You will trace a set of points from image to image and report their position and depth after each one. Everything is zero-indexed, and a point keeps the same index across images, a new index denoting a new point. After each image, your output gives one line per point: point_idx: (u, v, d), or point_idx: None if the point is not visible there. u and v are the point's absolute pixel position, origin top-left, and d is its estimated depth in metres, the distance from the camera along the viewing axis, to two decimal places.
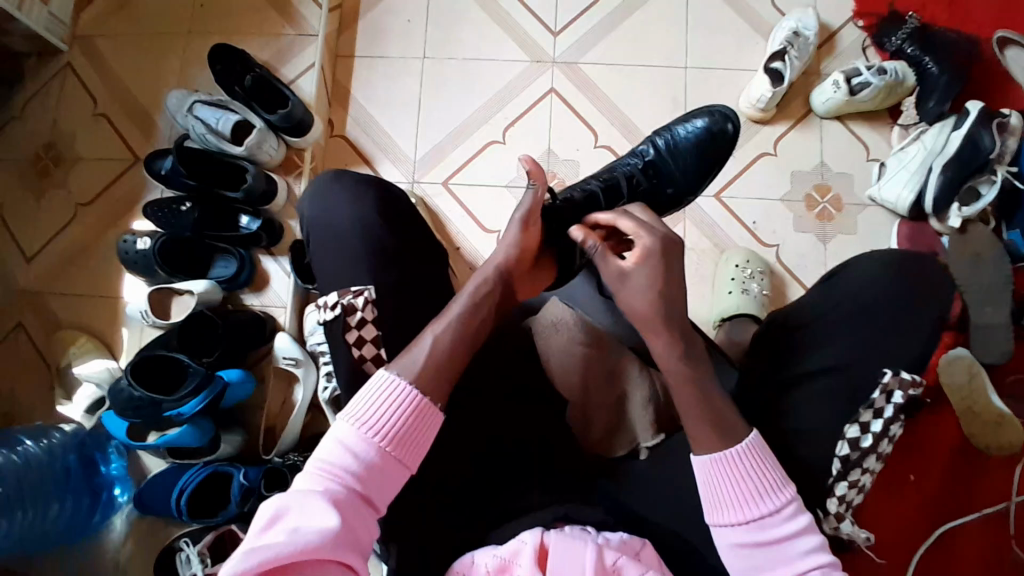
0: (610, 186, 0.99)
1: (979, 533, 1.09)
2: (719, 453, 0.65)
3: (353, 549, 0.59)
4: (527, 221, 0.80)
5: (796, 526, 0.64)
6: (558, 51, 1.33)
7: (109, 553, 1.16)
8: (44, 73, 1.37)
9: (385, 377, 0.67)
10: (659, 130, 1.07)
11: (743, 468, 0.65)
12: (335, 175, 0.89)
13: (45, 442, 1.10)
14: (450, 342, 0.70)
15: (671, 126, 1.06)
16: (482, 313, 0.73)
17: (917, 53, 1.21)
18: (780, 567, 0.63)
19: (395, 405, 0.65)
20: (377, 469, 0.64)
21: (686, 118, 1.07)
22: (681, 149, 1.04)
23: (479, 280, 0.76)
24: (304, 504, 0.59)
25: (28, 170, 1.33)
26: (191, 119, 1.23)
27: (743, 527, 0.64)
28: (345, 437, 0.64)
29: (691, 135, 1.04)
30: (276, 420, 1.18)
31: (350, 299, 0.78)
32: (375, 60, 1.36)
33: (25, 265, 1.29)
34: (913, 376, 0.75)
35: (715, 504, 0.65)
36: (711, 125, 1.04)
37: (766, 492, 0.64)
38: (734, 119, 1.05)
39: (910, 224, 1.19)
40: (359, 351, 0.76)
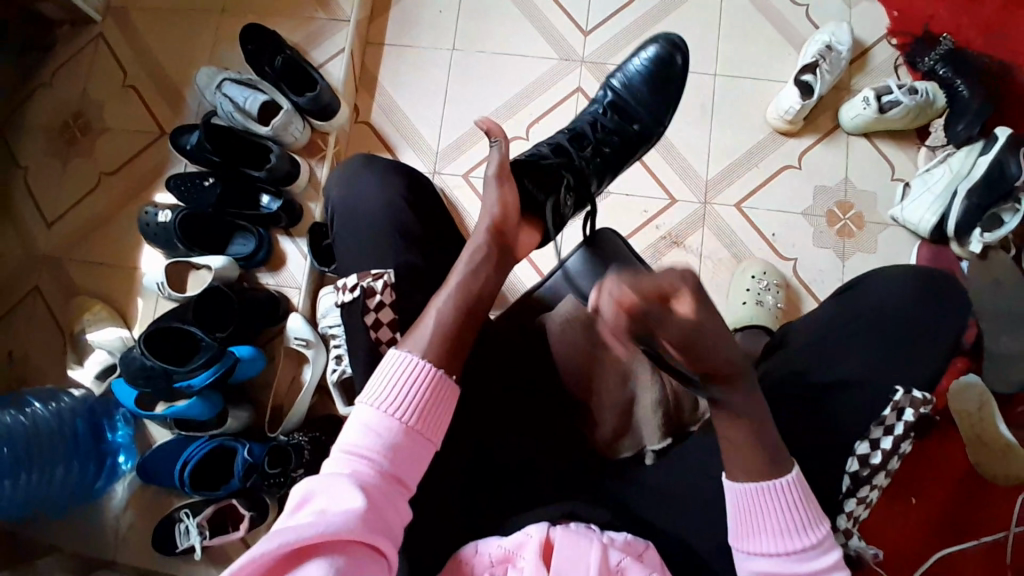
0: (575, 135, 1.03)
1: (982, 563, 1.07)
2: (758, 484, 0.65)
3: (381, 527, 0.59)
4: (499, 176, 0.82)
5: (832, 561, 0.64)
6: (587, 51, 1.33)
7: (110, 520, 1.17)
8: (78, 41, 1.38)
9: (396, 355, 0.68)
10: (614, 71, 1.10)
11: (781, 501, 0.64)
12: (364, 161, 0.92)
13: (54, 405, 1.12)
14: (454, 315, 0.71)
15: (623, 65, 1.10)
16: (481, 281, 0.75)
17: (950, 74, 1.20)
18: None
19: (413, 382, 0.66)
20: (402, 447, 0.64)
21: (636, 52, 1.10)
22: (635, 89, 1.07)
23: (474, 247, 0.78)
24: (332, 486, 0.60)
25: (56, 136, 1.34)
26: (219, 97, 1.23)
27: (777, 559, 0.64)
28: (367, 419, 0.64)
29: (642, 71, 1.08)
30: (283, 400, 1.19)
31: (369, 282, 0.80)
32: (405, 48, 1.36)
33: (46, 229, 1.31)
34: (925, 395, 0.74)
35: (749, 535, 0.65)
36: (657, 61, 1.08)
37: (803, 524, 0.64)
38: (683, 48, 1.08)
39: (930, 247, 1.18)
40: (376, 333, 0.78)
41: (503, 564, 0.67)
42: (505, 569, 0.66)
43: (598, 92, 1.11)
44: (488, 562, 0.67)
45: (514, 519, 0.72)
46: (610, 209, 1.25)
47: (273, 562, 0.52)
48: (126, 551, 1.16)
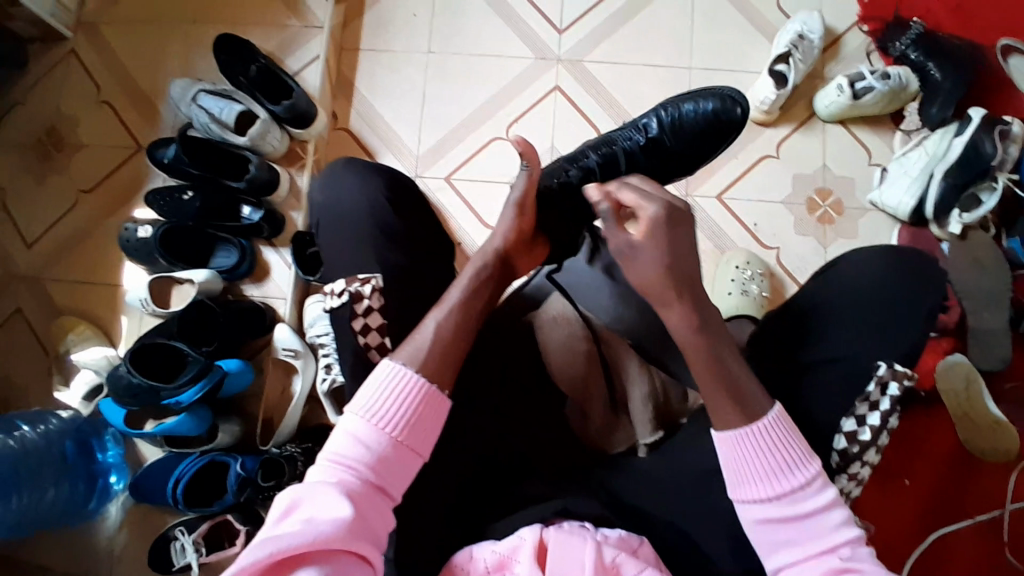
0: (607, 161, 0.94)
1: (974, 538, 1.09)
2: (744, 428, 0.66)
3: (366, 536, 0.59)
4: (521, 203, 0.80)
5: (827, 499, 0.65)
6: (563, 48, 1.33)
7: (103, 541, 1.16)
8: (49, 59, 1.36)
9: (390, 366, 0.67)
10: (669, 101, 0.98)
11: (768, 444, 0.65)
12: (346, 163, 0.93)
13: (42, 428, 1.11)
14: (451, 330, 0.69)
15: (678, 102, 0.98)
16: (482, 296, 0.74)
17: (922, 58, 1.20)
18: (814, 542, 0.64)
19: (402, 394, 0.65)
20: (389, 459, 0.64)
21: (693, 97, 0.98)
22: (682, 129, 0.96)
23: (478, 262, 0.76)
24: (317, 495, 0.60)
25: (31, 156, 1.33)
26: (195, 109, 1.23)
27: (772, 501, 0.65)
28: (355, 429, 0.64)
29: (697, 116, 0.96)
30: (273, 411, 1.18)
31: (356, 287, 0.79)
32: (379, 53, 1.36)
33: (25, 250, 1.29)
34: (906, 368, 0.76)
35: (741, 480, 0.66)
36: (721, 110, 0.95)
37: (795, 465, 0.65)
38: (743, 102, 0.96)
39: (910, 229, 1.20)
40: (365, 339, 0.77)
41: (499, 571, 0.66)
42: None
43: (642, 117, 0.98)
44: (484, 569, 0.67)
45: (508, 520, 0.72)
46: None
47: (259, 570, 0.54)
48: (121, 570, 1.15)
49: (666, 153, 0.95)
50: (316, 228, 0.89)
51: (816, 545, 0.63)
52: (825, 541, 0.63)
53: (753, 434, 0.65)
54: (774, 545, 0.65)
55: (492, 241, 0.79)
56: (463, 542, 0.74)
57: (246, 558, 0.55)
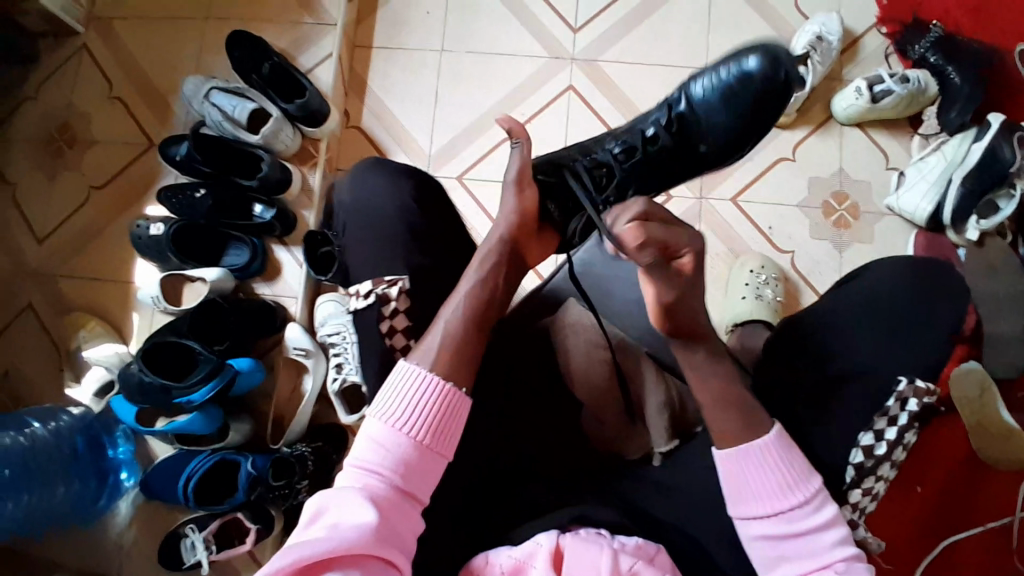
0: (628, 147, 0.92)
1: (986, 547, 1.08)
2: (739, 447, 0.66)
3: (392, 541, 0.59)
4: (520, 182, 0.78)
5: (824, 517, 0.64)
6: (577, 48, 1.32)
7: (114, 538, 1.16)
8: (63, 54, 1.36)
9: (405, 367, 0.67)
10: (699, 72, 0.96)
11: (766, 461, 0.65)
12: (374, 162, 0.91)
13: (53, 425, 1.11)
14: (461, 329, 0.69)
15: (715, 67, 0.95)
16: (490, 290, 0.73)
17: (941, 62, 1.20)
18: (809, 559, 0.63)
19: (422, 397, 0.65)
20: (413, 462, 0.63)
21: (735, 56, 0.95)
22: (715, 108, 0.94)
23: (482, 254, 0.75)
24: (343, 501, 0.60)
25: (44, 152, 1.33)
26: (208, 106, 1.22)
27: (770, 518, 0.64)
28: (376, 433, 0.64)
29: (732, 81, 0.93)
30: (283, 411, 1.19)
31: (383, 288, 0.80)
32: (393, 51, 1.35)
33: (38, 246, 1.29)
34: (927, 385, 0.75)
35: (740, 496, 0.66)
36: (766, 78, 0.92)
37: (789, 484, 0.65)
38: (788, 61, 0.92)
39: (926, 235, 1.18)
40: (390, 341, 0.78)
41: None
42: None
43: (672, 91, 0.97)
44: (500, 573, 0.66)
45: (523, 525, 0.71)
46: None
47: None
48: (131, 567, 1.15)
49: (693, 148, 0.95)
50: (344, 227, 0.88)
51: (811, 564, 0.63)
52: (821, 559, 0.63)
53: (748, 453, 0.65)
54: (769, 562, 0.65)
55: (495, 229, 0.77)
56: (476, 547, 0.73)
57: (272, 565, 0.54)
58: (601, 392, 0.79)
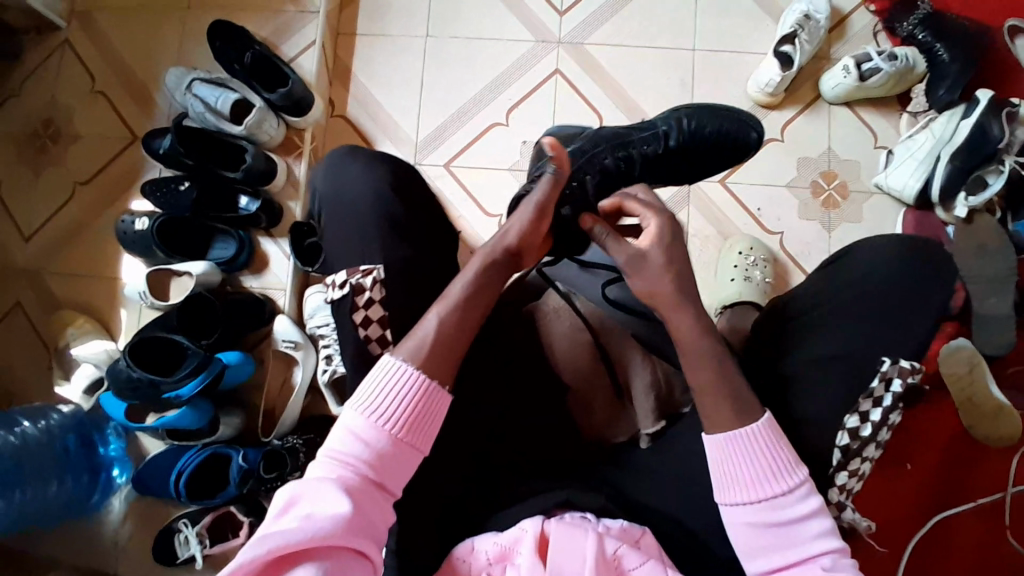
0: (618, 169, 0.89)
1: (975, 522, 1.09)
2: (729, 434, 0.66)
3: (366, 532, 0.59)
4: (542, 207, 0.75)
5: (808, 508, 0.64)
6: (564, 31, 1.30)
7: (108, 533, 1.16)
8: (42, 49, 1.34)
9: (390, 362, 0.67)
10: (683, 109, 0.96)
11: (751, 451, 0.65)
12: (349, 150, 0.90)
13: (43, 423, 1.10)
14: (454, 328, 0.69)
15: (698, 111, 0.95)
16: (484, 295, 0.72)
17: (929, 39, 1.17)
18: (792, 550, 0.63)
19: (402, 390, 0.65)
20: (387, 453, 0.64)
21: (715, 107, 0.96)
22: (698, 138, 0.93)
23: (481, 256, 0.73)
24: (317, 490, 0.60)
25: (26, 148, 1.31)
26: (189, 98, 1.21)
27: (755, 506, 0.65)
28: (355, 425, 0.64)
29: (716, 130, 0.93)
30: (274, 402, 1.18)
31: (358, 279, 0.79)
32: (376, 38, 1.33)
33: (22, 243, 1.28)
34: (913, 364, 0.75)
35: (723, 484, 0.66)
36: (733, 127, 0.94)
37: (776, 472, 0.65)
38: (758, 128, 0.95)
39: (915, 213, 1.18)
40: (365, 331, 0.77)
41: (500, 561, 0.67)
42: (502, 567, 0.66)
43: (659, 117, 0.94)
44: (485, 559, 0.67)
45: (510, 510, 0.72)
46: None
47: (259, 568, 0.53)
48: (126, 562, 1.15)
49: (667, 158, 0.92)
50: (320, 218, 0.88)
51: (792, 555, 0.63)
52: (803, 549, 0.63)
53: (732, 441, 0.66)
54: (751, 550, 0.65)
55: (504, 235, 0.75)
56: (462, 534, 0.73)
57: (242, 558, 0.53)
58: (580, 377, 0.81)
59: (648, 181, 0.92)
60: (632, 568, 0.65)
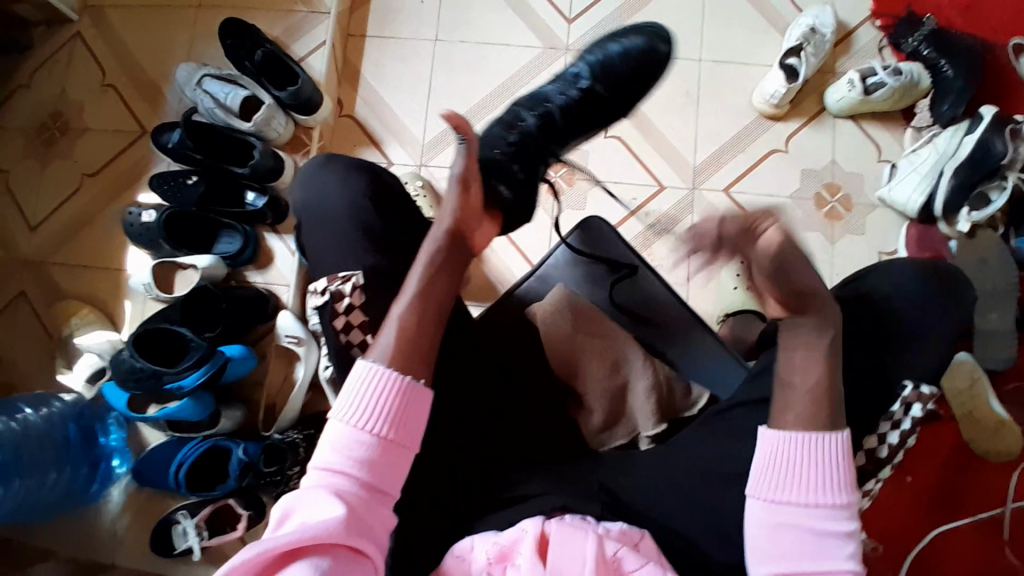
0: (545, 120, 0.92)
1: (975, 538, 1.09)
2: (808, 433, 0.63)
3: (360, 533, 0.59)
4: (465, 177, 0.75)
5: (850, 529, 0.62)
6: (572, 38, 1.32)
7: (105, 525, 1.16)
8: (55, 42, 1.35)
9: (363, 365, 0.66)
10: (591, 46, 1.01)
11: (821, 455, 0.63)
12: (324, 160, 0.89)
13: (44, 411, 1.10)
14: (414, 320, 0.69)
15: (603, 44, 1.01)
16: (441, 286, 0.72)
17: (934, 54, 1.19)
18: (823, 562, 0.60)
19: (381, 391, 0.64)
20: (374, 454, 0.63)
21: (619, 36, 1.02)
22: (615, 62, 0.99)
23: (432, 245, 0.73)
24: (308, 500, 0.61)
25: (36, 139, 1.32)
26: (200, 94, 1.22)
27: (803, 509, 0.62)
28: (340, 431, 0.64)
29: (623, 54, 1.00)
30: (275, 398, 1.18)
31: (338, 285, 0.80)
32: (386, 40, 1.35)
33: (29, 233, 1.29)
34: (932, 390, 0.73)
35: (776, 482, 0.63)
36: (644, 44, 1.00)
37: (836, 484, 0.62)
38: (667, 41, 1.02)
39: (918, 226, 1.19)
40: (348, 336, 0.79)
41: (500, 562, 0.66)
42: (502, 567, 0.66)
43: (569, 67, 1.01)
44: (484, 560, 0.66)
45: (509, 511, 0.72)
46: (598, 197, 1.25)
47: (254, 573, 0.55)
48: (122, 555, 1.15)
49: (599, 100, 0.97)
50: (300, 223, 0.89)
51: (821, 565, 0.60)
52: (830, 563, 0.60)
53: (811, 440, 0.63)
54: (780, 552, 0.61)
55: (441, 220, 0.74)
56: (461, 533, 0.73)
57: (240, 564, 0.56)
58: (566, 365, 0.84)
59: (572, 137, 0.96)
60: (632, 570, 0.64)
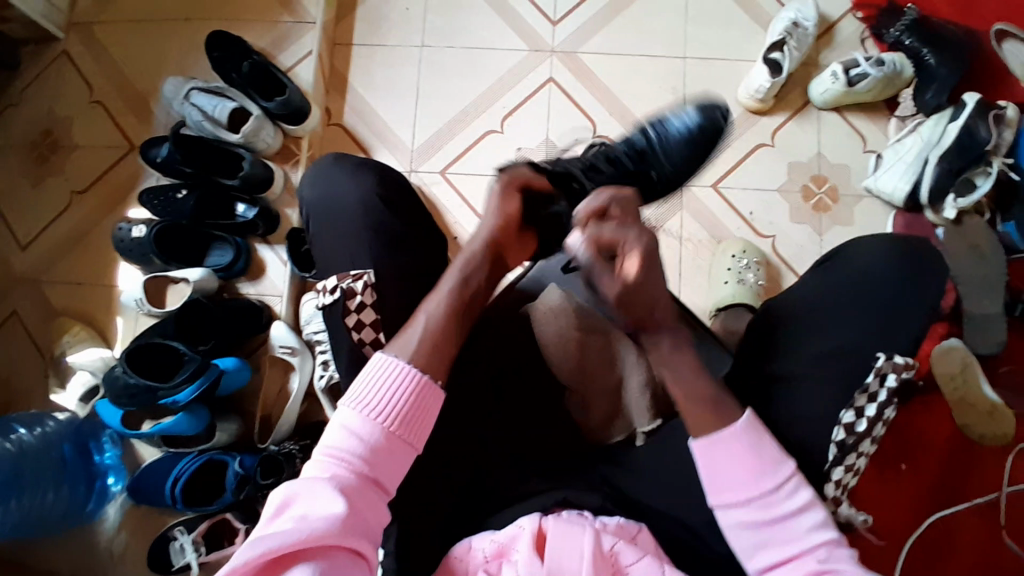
0: (592, 169, 0.93)
1: (971, 523, 1.09)
2: (710, 436, 0.66)
3: (361, 531, 0.59)
4: (508, 206, 0.81)
5: (800, 500, 0.64)
6: (557, 40, 1.32)
7: (103, 543, 1.15)
8: (40, 60, 1.35)
9: (382, 358, 0.68)
10: (658, 116, 1.02)
11: (734, 451, 0.65)
12: (335, 158, 0.90)
13: (40, 430, 1.10)
14: (441, 323, 0.71)
15: (664, 117, 1.01)
16: (472, 288, 0.75)
17: (916, 44, 1.21)
18: (786, 545, 0.63)
19: (398, 386, 0.66)
20: (383, 450, 0.64)
21: (679, 108, 1.02)
22: (677, 131, 0.99)
23: (465, 256, 0.77)
24: (311, 490, 0.60)
25: (24, 157, 1.32)
26: (187, 106, 1.23)
27: (746, 507, 0.64)
28: (350, 423, 0.64)
29: (681, 129, 0.99)
30: (270, 409, 1.17)
31: (349, 283, 0.79)
32: (373, 48, 1.35)
33: (19, 252, 1.28)
34: (906, 359, 0.75)
35: (714, 487, 0.65)
36: (705, 117, 0.99)
37: (761, 470, 0.64)
38: (724, 110, 1.00)
39: (906, 215, 1.20)
40: (359, 334, 0.78)
41: (497, 559, 0.67)
42: (499, 563, 0.66)
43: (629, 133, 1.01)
44: (482, 558, 0.67)
45: (506, 511, 0.72)
46: None
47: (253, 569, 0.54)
48: (121, 572, 1.14)
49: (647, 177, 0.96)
50: (308, 223, 0.89)
51: (790, 550, 0.63)
52: (795, 543, 0.63)
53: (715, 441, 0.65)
54: (750, 550, 0.64)
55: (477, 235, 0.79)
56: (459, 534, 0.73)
57: (238, 559, 0.54)
58: (574, 376, 0.80)
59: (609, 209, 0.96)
60: (630, 564, 0.65)
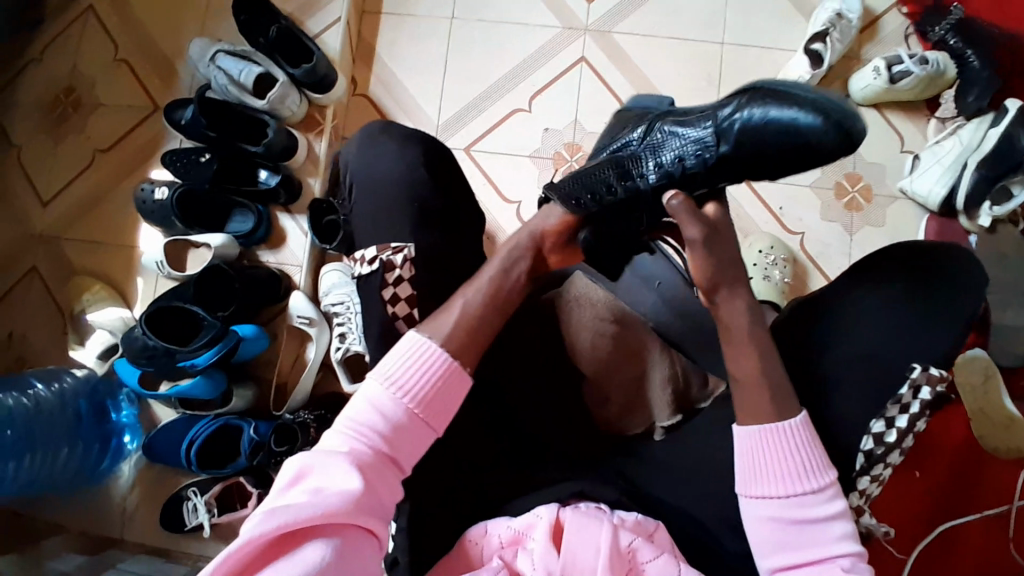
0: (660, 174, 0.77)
1: (981, 534, 1.08)
2: (767, 425, 0.66)
3: (374, 510, 0.59)
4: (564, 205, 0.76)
5: (835, 509, 0.64)
6: (591, 18, 1.29)
7: (116, 500, 1.17)
8: (67, 15, 1.34)
9: (415, 337, 0.68)
10: (744, 97, 0.75)
11: (787, 444, 0.65)
12: (384, 128, 0.89)
13: (56, 386, 1.11)
14: (477, 306, 0.71)
15: (766, 101, 0.74)
16: (512, 278, 0.74)
17: (961, 45, 1.18)
18: (812, 549, 0.63)
19: (426, 367, 0.66)
20: (404, 429, 0.64)
21: (794, 95, 0.73)
22: (756, 136, 0.74)
23: (511, 245, 0.76)
24: (327, 464, 0.60)
25: (48, 114, 1.31)
26: (213, 69, 1.21)
27: (781, 501, 0.65)
28: (376, 399, 0.65)
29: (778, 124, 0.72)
30: (287, 377, 1.18)
31: (389, 255, 0.78)
32: (402, 18, 1.32)
33: (41, 209, 1.28)
34: (942, 372, 0.72)
35: (753, 476, 0.66)
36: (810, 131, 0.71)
37: (809, 471, 0.65)
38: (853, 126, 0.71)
39: (938, 220, 1.17)
40: (393, 308, 0.77)
41: (513, 546, 0.67)
42: (514, 551, 0.67)
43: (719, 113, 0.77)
44: (497, 543, 0.68)
45: (522, 499, 0.71)
46: None
47: (266, 542, 0.52)
48: (132, 531, 1.16)
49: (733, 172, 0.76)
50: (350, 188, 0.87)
51: (812, 553, 0.62)
52: (824, 548, 0.62)
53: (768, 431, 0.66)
54: (774, 545, 0.64)
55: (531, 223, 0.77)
56: (473, 520, 0.73)
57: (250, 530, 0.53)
58: (604, 358, 0.81)
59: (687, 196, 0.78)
60: (646, 561, 0.65)
